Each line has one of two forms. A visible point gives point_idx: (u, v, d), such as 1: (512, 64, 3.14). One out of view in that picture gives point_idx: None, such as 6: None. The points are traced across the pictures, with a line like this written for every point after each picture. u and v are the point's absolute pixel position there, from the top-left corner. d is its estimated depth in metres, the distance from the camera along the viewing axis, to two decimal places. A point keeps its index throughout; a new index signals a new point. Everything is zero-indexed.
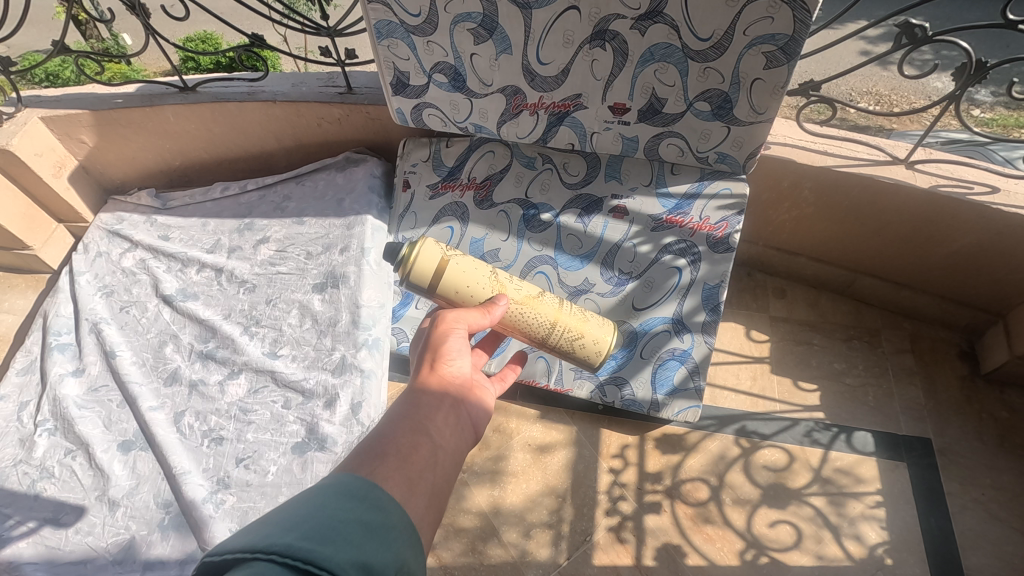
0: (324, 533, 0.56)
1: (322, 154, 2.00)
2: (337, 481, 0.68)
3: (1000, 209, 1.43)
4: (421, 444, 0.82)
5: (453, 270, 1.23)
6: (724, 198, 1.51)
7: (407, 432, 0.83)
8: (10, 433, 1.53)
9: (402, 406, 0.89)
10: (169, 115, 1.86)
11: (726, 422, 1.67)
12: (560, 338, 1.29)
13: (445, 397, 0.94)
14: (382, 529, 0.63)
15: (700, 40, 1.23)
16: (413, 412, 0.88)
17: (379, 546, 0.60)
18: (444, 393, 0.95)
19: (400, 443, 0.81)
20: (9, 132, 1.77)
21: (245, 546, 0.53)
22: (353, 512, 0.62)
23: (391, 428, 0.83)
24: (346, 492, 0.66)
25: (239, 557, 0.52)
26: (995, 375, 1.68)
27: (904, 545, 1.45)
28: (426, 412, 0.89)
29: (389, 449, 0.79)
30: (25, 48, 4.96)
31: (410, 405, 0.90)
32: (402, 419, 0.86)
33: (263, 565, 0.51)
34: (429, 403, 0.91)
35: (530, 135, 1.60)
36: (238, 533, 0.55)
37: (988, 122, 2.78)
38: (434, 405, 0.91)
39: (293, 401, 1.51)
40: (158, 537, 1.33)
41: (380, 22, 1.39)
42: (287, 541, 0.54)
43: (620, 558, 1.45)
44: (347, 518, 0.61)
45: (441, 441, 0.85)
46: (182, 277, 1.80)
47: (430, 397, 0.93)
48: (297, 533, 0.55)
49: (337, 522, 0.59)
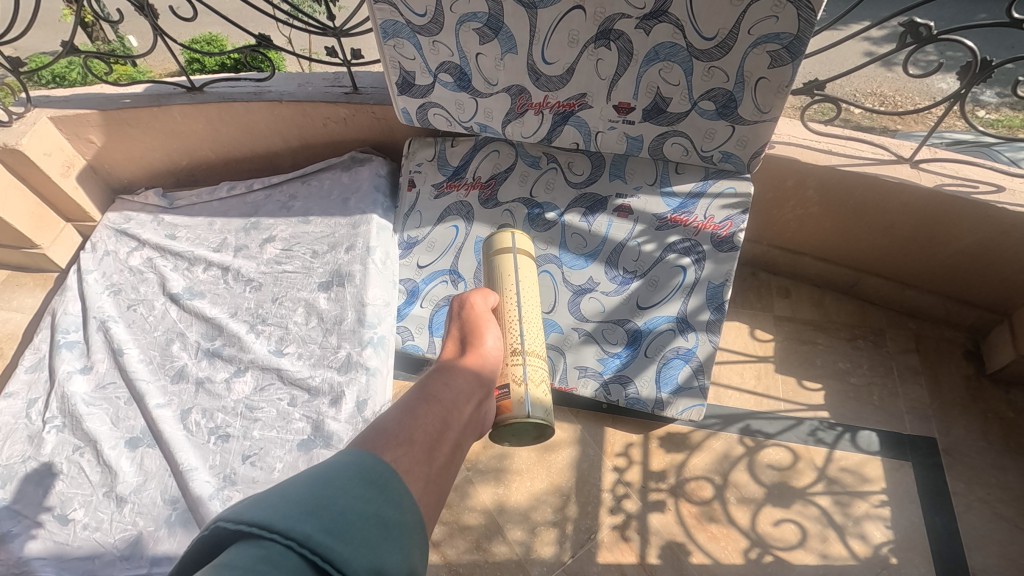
0: (341, 527, 0.57)
1: (327, 154, 2.01)
2: (359, 466, 0.65)
3: (1004, 207, 1.43)
4: (447, 435, 0.77)
5: (520, 261, 1.29)
6: (727, 198, 1.52)
7: (436, 419, 0.78)
8: (18, 430, 1.55)
9: (434, 384, 0.84)
10: (177, 115, 1.87)
11: (730, 421, 1.67)
12: (524, 363, 1.12)
13: (478, 386, 0.89)
14: (398, 529, 0.62)
15: (704, 40, 1.23)
16: (446, 393, 0.83)
17: (394, 549, 0.59)
18: (478, 381, 0.90)
19: (427, 430, 0.75)
20: (18, 131, 1.79)
21: (264, 523, 0.54)
22: (372, 504, 0.62)
23: (421, 410, 0.78)
24: (366, 479, 0.64)
25: (257, 534, 0.53)
26: (1001, 374, 1.67)
27: (909, 544, 1.45)
28: (456, 396, 0.84)
29: (415, 435, 0.74)
30: (34, 50, 5.03)
31: (443, 383, 0.84)
32: (433, 401, 0.80)
33: (278, 550, 0.52)
34: (461, 387, 0.86)
35: (534, 135, 1.61)
36: (261, 503, 0.56)
37: (994, 124, 2.77)
38: (466, 391, 0.86)
39: (298, 399, 1.51)
40: (164, 534, 1.34)
41: (385, 22, 1.41)
42: (306, 530, 0.54)
43: (624, 556, 1.46)
44: (366, 511, 0.60)
45: (463, 436, 0.80)
46: (189, 276, 1.81)
47: (461, 379, 0.87)
48: (317, 522, 0.56)
49: (355, 515, 0.59)
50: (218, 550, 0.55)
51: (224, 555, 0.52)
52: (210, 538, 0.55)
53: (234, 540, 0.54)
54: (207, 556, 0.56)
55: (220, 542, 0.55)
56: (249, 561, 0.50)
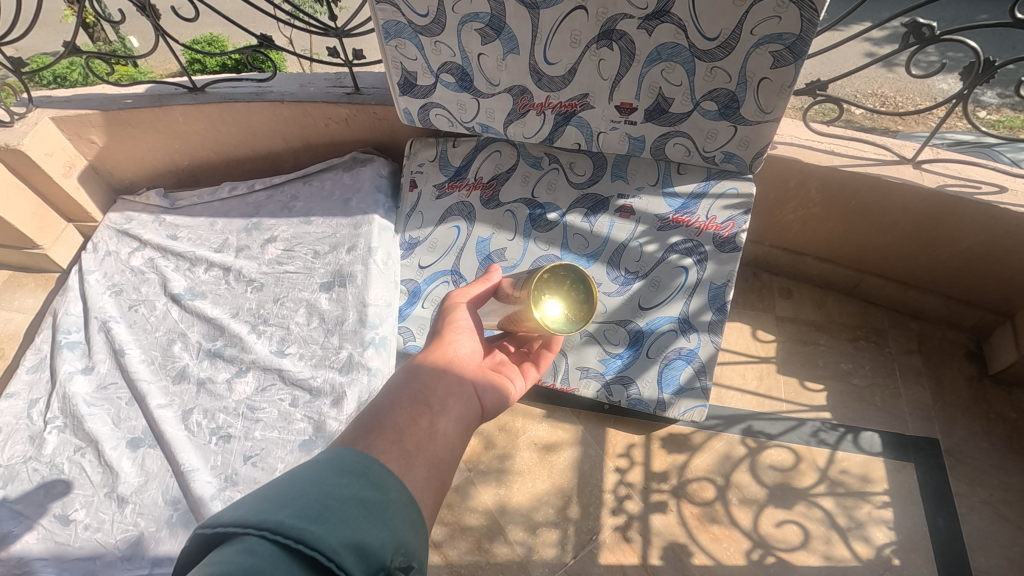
0: (316, 510, 0.56)
1: (329, 154, 2.01)
2: (336, 457, 0.66)
3: (1006, 208, 1.43)
4: (419, 419, 0.80)
5: None
6: (730, 198, 1.52)
7: (405, 405, 0.81)
8: (20, 430, 1.55)
9: (403, 377, 0.88)
10: (179, 115, 1.87)
11: (731, 422, 1.67)
12: None
13: (448, 372, 0.92)
14: (381, 507, 0.61)
15: (707, 40, 1.23)
16: (415, 382, 0.87)
17: (377, 525, 0.58)
18: (448, 368, 0.93)
19: (398, 416, 0.79)
20: (20, 132, 1.79)
21: (239, 520, 0.53)
22: (350, 487, 0.61)
23: (392, 400, 0.82)
24: (344, 468, 0.64)
25: (232, 531, 0.53)
26: (1004, 375, 1.67)
27: (912, 546, 1.44)
28: (427, 382, 0.88)
29: (386, 421, 0.77)
30: (34, 51, 5.05)
31: (410, 377, 0.88)
32: (403, 390, 0.84)
33: (254, 541, 0.51)
34: (428, 376, 0.89)
35: (536, 135, 1.61)
36: (239, 504, 0.56)
37: (995, 125, 2.76)
38: (433, 379, 0.89)
39: (300, 399, 1.51)
40: (165, 534, 1.33)
41: (387, 22, 1.40)
42: (279, 518, 0.54)
43: (626, 558, 1.45)
44: (345, 495, 0.60)
45: (442, 413, 0.84)
46: (191, 276, 1.81)
47: (429, 371, 0.90)
48: (292, 509, 0.55)
49: (333, 498, 0.58)
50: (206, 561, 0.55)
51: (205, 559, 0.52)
52: (193, 551, 0.55)
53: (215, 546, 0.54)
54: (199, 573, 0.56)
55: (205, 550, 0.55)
56: (227, 557, 0.50)
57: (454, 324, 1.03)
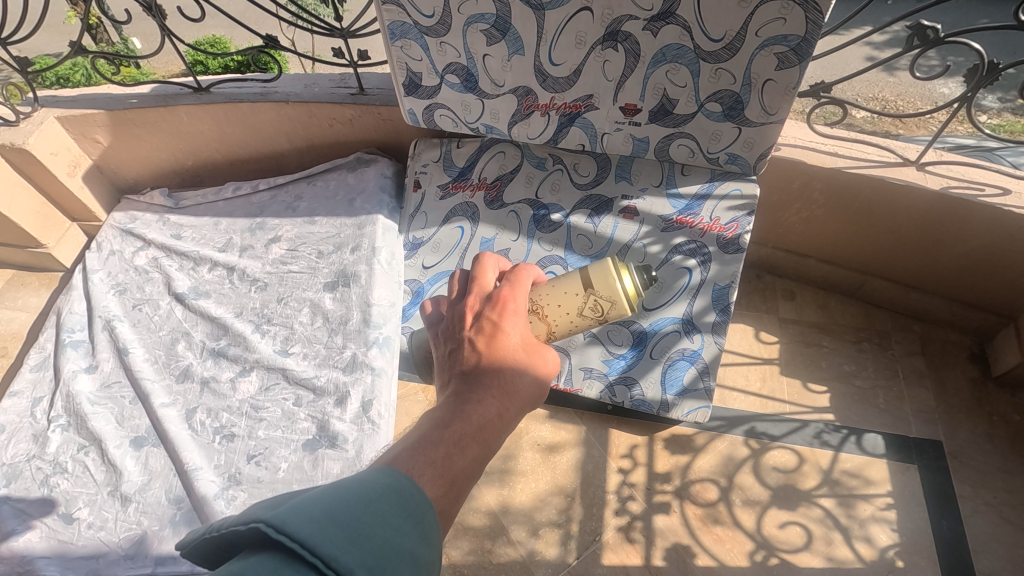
0: (378, 563, 0.54)
1: (333, 155, 2.02)
2: (399, 488, 0.63)
3: (1010, 209, 1.43)
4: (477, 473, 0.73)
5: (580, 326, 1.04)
6: (734, 199, 1.52)
7: (471, 455, 0.73)
8: (23, 428, 1.55)
9: (470, 409, 0.77)
10: (183, 115, 1.88)
11: (735, 422, 1.67)
12: None
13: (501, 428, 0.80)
14: (429, 568, 0.59)
15: (713, 41, 1.23)
16: (479, 425, 0.76)
17: None
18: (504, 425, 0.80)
19: (464, 464, 0.72)
20: (25, 131, 1.80)
21: (310, 544, 0.50)
22: (408, 538, 0.58)
23: (459, 436, 0.74)
24: (405, 507, 0.61)
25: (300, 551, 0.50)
26: (1006, 378, 1.67)
27: (916, 548, 1.44)
28: (488, 432, 0.77)
29: (452, 467, 0.70)
30: (37, 52, 5.07)
31: (482, 413, 0.77)
32: (472, 434, 0.75)
33: None
34: (490, 426, 0.77)
35: (541, 135, 1.61)
36: (312, 517, 0.53)
37: (996, 129, 2.75)
38: (492, 432, 0.77)
39: (304, 399, 1.51)
40: (169, 533, 1.34)
41: (393, 23, 1.41)
42: (348, 564, 0.51)
43: (628, 558, 1.46)
44: (404, 546, 0.57)
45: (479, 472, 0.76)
46: (194, 275, 1.81)
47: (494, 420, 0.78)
48: (359, 555, 0.53)
49: (393, 549, 0.56)
50: (255, 547, 0.53)
51: (264, 561, 0.50)
52: (255, 533, 0.52)
53: (272, 546, 0.52)
54: (247, 547, 0.54)
55: (261, 539, 0.53)
56: None
57: (544, 381, 0.85)
